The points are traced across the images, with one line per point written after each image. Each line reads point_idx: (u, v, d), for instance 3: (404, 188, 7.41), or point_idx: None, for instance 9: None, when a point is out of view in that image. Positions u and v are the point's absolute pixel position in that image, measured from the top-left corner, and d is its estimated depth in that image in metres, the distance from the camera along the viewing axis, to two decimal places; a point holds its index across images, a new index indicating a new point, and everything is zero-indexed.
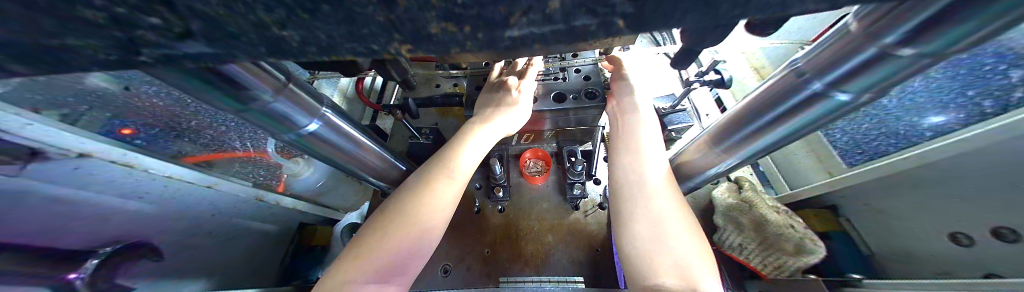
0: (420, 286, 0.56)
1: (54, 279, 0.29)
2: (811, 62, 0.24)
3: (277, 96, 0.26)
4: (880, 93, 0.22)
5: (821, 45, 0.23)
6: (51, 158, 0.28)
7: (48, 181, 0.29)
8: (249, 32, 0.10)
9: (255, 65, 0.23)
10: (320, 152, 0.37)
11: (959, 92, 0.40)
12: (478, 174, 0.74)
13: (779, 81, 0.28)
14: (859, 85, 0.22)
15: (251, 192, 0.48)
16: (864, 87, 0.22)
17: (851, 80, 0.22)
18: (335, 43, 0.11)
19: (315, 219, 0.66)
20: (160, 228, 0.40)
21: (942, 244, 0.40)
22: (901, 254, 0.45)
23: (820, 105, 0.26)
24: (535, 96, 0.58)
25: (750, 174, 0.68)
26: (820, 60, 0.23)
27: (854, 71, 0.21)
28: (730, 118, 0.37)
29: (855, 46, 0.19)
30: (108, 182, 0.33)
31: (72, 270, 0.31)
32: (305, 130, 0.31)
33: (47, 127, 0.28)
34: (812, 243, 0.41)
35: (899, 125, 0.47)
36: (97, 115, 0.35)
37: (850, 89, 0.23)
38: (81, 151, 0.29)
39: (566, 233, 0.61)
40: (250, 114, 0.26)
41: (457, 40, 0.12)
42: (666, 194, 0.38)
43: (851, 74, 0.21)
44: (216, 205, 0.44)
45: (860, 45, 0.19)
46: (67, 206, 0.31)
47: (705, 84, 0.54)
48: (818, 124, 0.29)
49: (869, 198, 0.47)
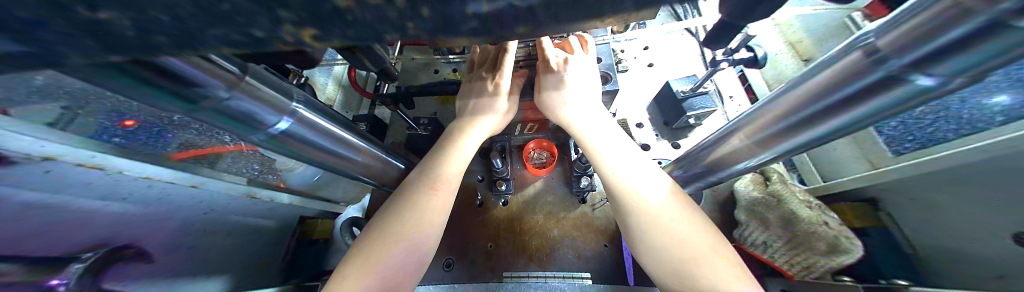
0: (423, 280, 0.56)
1: (39, 285, 0.27)
2: (884, 39, 0.18)
3: (234, 91, 0.22)
4: (981, 77, 0.16)
5: (903, 16, 0.17)
6: (16, 162, 0.26)
7: (14, 184, 0.27)
8: (64, 17, 0.07)
9: (202, 58, 0.19)
10: (303, 154, 0.34)
11: None
12: (479, 166, 0.71)
13: (838, 61, 0.22)
14: (956, 70, 0.16)
15: (243, 190, 0.47)
16: (960, 71, 0.16)
17: (937, 64, 0.16)
18: (193, 29, 0.08)
19: (317, 213, 0.66)
20: (159, 229, 0.39)
21: (1006, 245, 0.34)
22: (950, 253, 0.39)
23: (895, 92, 0.20)
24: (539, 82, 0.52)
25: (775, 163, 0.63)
26: (896, 37, 0.17)
27: (939, 55, 0.15)
28: (776, 106, 0.30)
29: (948, 22, 0.14)
30: (84, 184, 0.31)
31: (54, 275, 0.28)
32: (276, 129, 0.28)
33: None
34: (848, 242, 0.38)
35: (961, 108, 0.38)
36: (88, 118, 0.34)
37: (940, 73, 0.17)
38: (41, 153, 0.27)
39: (571, 228, 0.59)
40: (204, 114, 0.23)
41: (386, 19, 0.08)
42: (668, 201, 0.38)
43: (938, 56, 0.15)
44: (209, 204, 0.44)
45: (955, 14, 0.13)
46: (45, 212, 0.29)
47: (735, 64, 0.47)
48: (891, 113, 0.23)
49: (916, 192, 0.42)
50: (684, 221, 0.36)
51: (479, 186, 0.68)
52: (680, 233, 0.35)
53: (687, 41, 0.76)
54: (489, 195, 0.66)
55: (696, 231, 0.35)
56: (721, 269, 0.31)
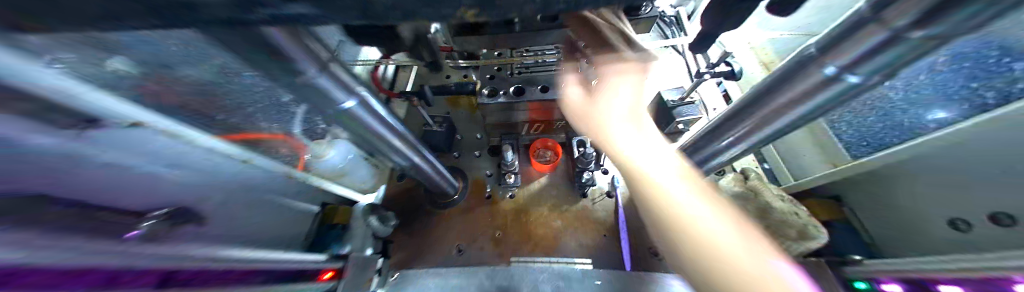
0: (433, 264, 0.59)
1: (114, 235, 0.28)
2: (822, 48, 0.25)
3: (321, 71, 0.28)
4: (890, 76, 0.23)
5: (834, 30, 0.23)
6: (105, 126, 0.28)
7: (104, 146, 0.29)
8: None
9: (301, 38, 0.24)
10: (356, 130, 0.39)
11: (962, 84, 0.37)
12: (489, 162, 0.75)
13: (791, 68, 0.29)
14: (873, 70, 0.22)
15: (279, 169, 0.52)
16: (876, 69, 0.22)
17: (861, 64, 0.22)
18: (415, 8, 0.13)
19: (335, 200, 0.70)
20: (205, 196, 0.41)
21: (944, 230, 0.41)
22: (900, 241, 0.46)
23: (832, 89, 0.26)
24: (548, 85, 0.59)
25: (757, 167, 0.69)
26: (831, 45, 0.24)
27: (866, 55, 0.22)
28: (744, 105, 0.37)
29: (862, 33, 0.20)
30: (152, 151, 0.34)
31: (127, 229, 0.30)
32: (343, 106, 0.33)
33: (110, 102, 0.28)
34: (817, 229, 0.44)
35: (903, 117, 0.43)
36: None
37: (863, 72, 0.23)
38: (132, 120, 0.30)
39: (573, 219, 0.63)
40: (296, 85, 0.28)
41: (519, 6, 0.14)
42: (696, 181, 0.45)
43: (861, 57, 0.22)
44: (247, 179, 0.47)
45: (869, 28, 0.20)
46: (123, 173, 0.32)
47: (716, 76, 0.55)
48: (830, 108, 0.29)
49: (881, 188, 0.48)
50: (722, 228, 0.37)
51: (487, 180, 0.72)
52: (711, 229, 0.37)
53: (675, 58, 0.85)
54: (498, 188, 0.71)
55: (729, 227, 0.37)
56: (750, 262, 0.34)
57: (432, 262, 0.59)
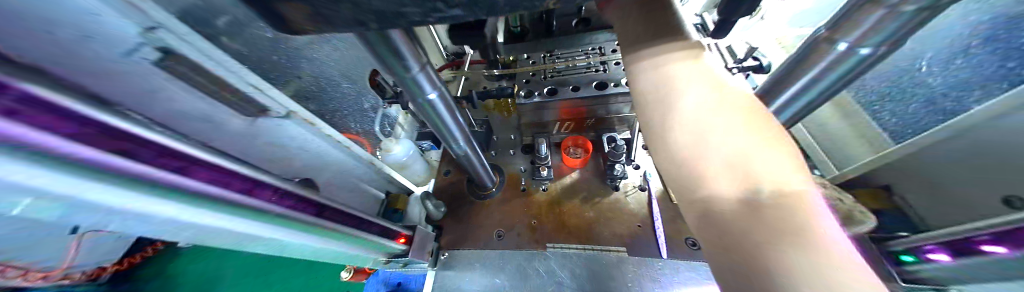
0: (477, 246, 0.66)
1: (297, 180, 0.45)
2: (835, 29, 0.28)
3: (419, 68, 0.38)
4: (897, 43, 0.26)
5: (840, 13, 0.27)
6: (268, 115, 0.47)
7: (270, 131, 0.48)
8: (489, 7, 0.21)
9: (412, 42, 0.34)
10: (432, 118, 0.49)
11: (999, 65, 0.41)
12: (523, 159, 0.83)
13: (811, 46, 0.32)
14: (880, 38, 0.26)
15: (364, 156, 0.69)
16: (883, 38, 0.25)
17: (867, 37, 0.26)
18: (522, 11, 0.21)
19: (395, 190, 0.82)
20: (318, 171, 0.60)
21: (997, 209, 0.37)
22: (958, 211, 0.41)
23: (848, 60, 0.29)
24: (580, 86, 0.66)
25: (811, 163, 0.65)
26: (840, 27, 0.27)
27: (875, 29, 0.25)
28: (769, 85, 0.40)
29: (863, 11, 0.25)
30: (298, 137, 0.53)
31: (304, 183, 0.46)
32: (428, 97, 0.43)
33: (266, 94, 0.46)
34: (863, 214, 0.41)
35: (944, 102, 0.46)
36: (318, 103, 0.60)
37: (871, 43, 0.26)
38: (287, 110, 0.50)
39: (606, 211, 0.66)
40: (404, 78, 0.38)
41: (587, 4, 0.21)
42: (696, 77, 0.22)
43: (870, 30, 0.25)
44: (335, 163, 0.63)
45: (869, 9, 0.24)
46: (276, 149, 0.50)
47: (744, 70, 0.58)
48: (851, 78, 0.32)
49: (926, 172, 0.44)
50: (715, 101, 0.20)
51: (522, 174, 0.79)
52: (685, 101, 0.21)
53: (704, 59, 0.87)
54: (532, 181, 0.77)
55: (789, 162, 0.17)
56: (766, 169, 0.16)
57: (475, 245, 0.66)
